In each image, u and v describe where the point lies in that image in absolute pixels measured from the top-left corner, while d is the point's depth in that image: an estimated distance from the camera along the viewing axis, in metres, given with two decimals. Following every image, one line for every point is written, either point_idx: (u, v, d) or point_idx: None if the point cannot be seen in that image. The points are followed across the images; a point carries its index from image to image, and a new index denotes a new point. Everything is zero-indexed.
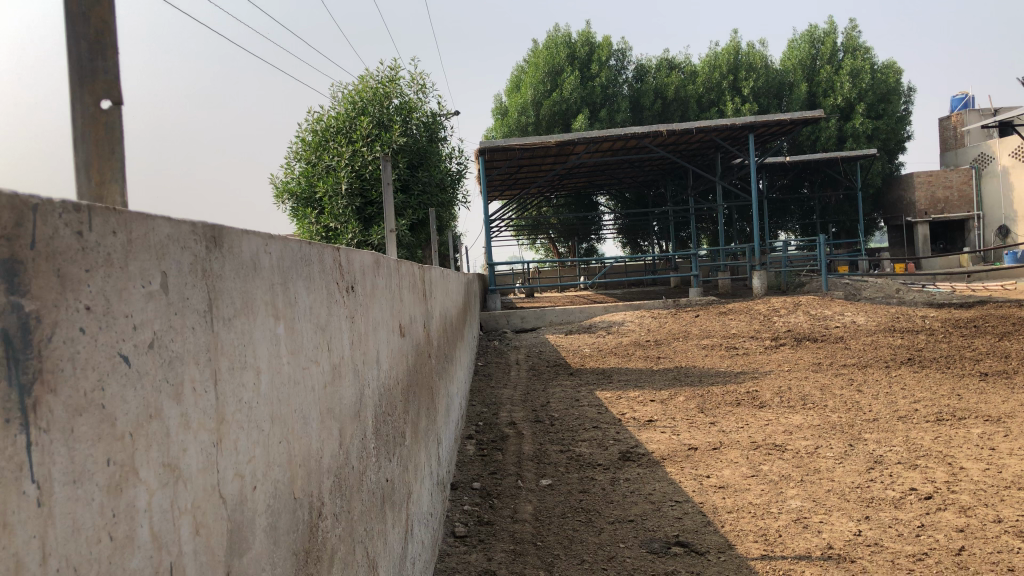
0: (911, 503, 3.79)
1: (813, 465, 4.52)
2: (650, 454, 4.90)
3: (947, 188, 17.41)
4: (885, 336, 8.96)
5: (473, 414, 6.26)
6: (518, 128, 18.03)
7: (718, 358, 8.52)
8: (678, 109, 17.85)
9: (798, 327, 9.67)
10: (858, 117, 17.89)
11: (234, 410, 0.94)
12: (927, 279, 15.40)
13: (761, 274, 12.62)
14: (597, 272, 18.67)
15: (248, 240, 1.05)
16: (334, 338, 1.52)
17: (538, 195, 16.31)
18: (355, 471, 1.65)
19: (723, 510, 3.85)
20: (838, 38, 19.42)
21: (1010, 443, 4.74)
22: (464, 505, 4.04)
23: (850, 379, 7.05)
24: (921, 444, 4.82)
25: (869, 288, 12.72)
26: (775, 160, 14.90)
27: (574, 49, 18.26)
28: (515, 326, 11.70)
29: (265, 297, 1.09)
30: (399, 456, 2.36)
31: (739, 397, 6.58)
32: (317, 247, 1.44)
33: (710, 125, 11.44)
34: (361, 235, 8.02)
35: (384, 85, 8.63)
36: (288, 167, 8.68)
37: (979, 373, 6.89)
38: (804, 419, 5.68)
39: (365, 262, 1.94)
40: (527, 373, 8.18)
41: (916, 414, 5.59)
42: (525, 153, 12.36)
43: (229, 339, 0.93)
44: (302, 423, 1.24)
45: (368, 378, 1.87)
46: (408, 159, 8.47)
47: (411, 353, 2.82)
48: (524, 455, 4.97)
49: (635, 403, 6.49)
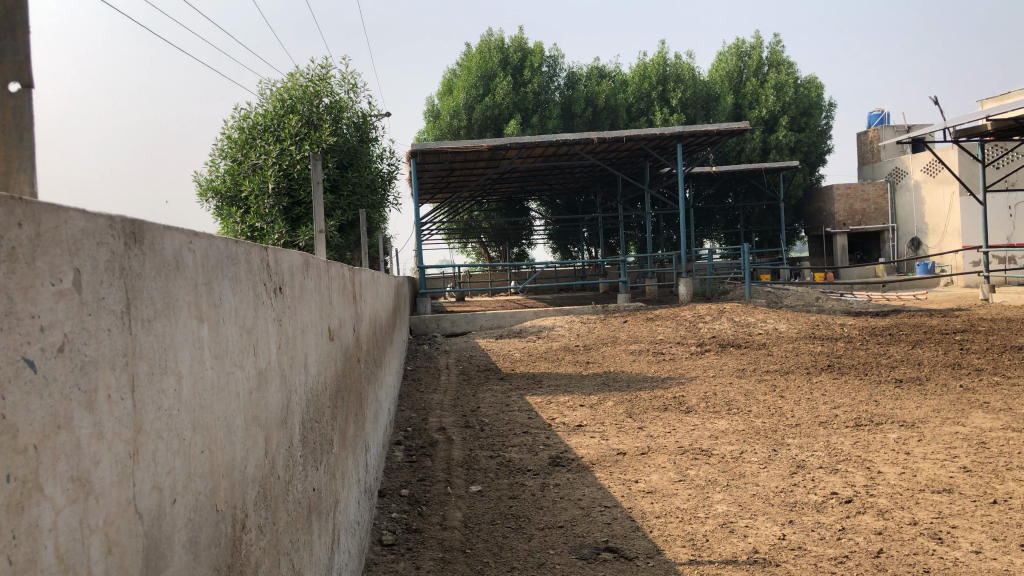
0: (832, 507, 3.89)
1: (738, 470, 4.60)
2: (579, 458, 4.91)
3: (864, 201, 18.05)
4: (806, 343, 9.21)
5: (402, 419, 6.18)
6: (450, 132, 17.98)
7: (645, 364, 8.62)
8: (608, 117, 18.07)
9: (723, 334, 9.86)
10: (781, 130, 18.41)
11: (154, 419, 0.88)
12: (845, 288, 15.94)
13: (688, 281, 12.85)
14: (527, 277, 18.73)
15: (171, 236, 0.98)
16: (260, 341, 1.46)
17: (469, 199, 16.27)
18: (281, 481, 1.59)
19: (651, 515, 3.88)
20: (763, 52, 19.95)
21: (924, 447, 4.91)
22: (392, 513, 3.97)
23: (773, 385, 7.21)
24: (841, 449, 4.95)
25: (790, 296, 13.08)
26: (702, 170, 15.19)
27: (507, 54, 18.31)
28: (445, 329, 11.63)
29: (188, 298, 1.03)
30: (326, 464, 2.29)
31: (666, 402, 6.66)
32: (244, 246, 1.38)
33: (640, 134, 11.58)
34: (287, 235, 7.78)
35: (314, 83, 8.48)
36: (212, 165, 8.45)
37: (894, 380, 7.14)
38: (730, 425, 5.79)
39: (293, 262, 1.88)
40: (456, 378, 8.13)
41: (835, 420, 5.75)
42: (457, 157, 12.31)
43: (148, 344, 0.87)
44: (225, 432, 1.18)
45: (295, 384, 1.81)
46: (338, 159, 8.33)
47: (339, 358, 2.75)
48: (453, 461, 4.92)
49: (565, 408, 6.52)
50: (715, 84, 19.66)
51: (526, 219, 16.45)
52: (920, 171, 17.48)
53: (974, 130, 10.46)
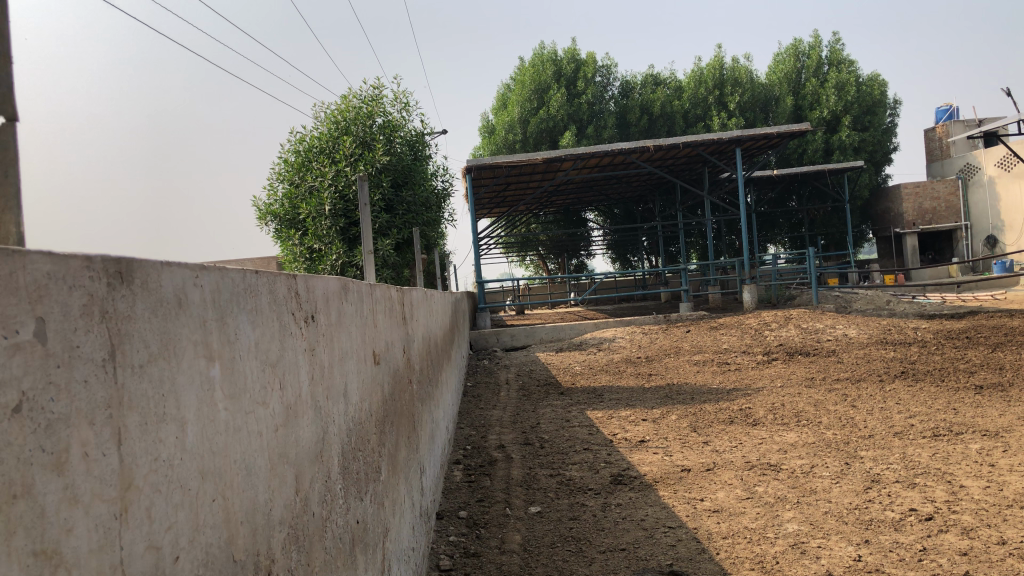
0: (911, 525, 3.67)
1: (809, 486, 4.40)
2: (641, 476, 4.77)
3: (935, 199, 17.42)
4: (877, 348, 8.85)
5: (461, 438, 6.12)
6: (506, 146, 18.03)
7: (709, 375, 8.40)
8: (664, 125, 17.81)
9: (790, 341, 9.56)
10: (844, 129, 17.93)
11: (148, 474, 0.81)
12: (917, 290, 15.37)
13: (751, 287, 12.53)
14: (587, 288, 18.58)
15: (171, 272, 0.92)
16: (288, 374, 1.39)
17: (526, 213, 16.25)
18: (317, 519, 1.52)
19: (717, 535, 3.72)
20: (822, 51, 19.50)
21: (1010, 459, 4.63)
22: (449, 536, 3.91)
23: (844, 394, 6.92)
24: (919, 462, 4.71)
25: (859, 300, 12.68)
26: (763, 174, 14.86)
27: (560, 66, 18.27)
28: (504, 344, 11.54)
29: (194, 337, 0.97)
30: (373, 493, 2.22)
31: (732, 415, 6.45)
32: (266, 278, 1.32)
33: (697, 140, 11.34)
34: (345, 256, 7.91)
35: (367, 104, 8.54)
36: (271, 189, 8.57)
37: (974, 386, 6.79)
38: (799, 437, 5.56)
39: (328, 288, 1.82)
40: (516, 393, 8.03)
41: (912, 430, 5.48)
42: (513, 171, 12.25)
43: (138, 393, 0.80)
44: (243, 474, 1.11)
45: (333, 414, 1.75)
46: (392, 178, 8.35)
47: (387, 382, 2.70)
48: (512, 480, 4.83)
49: (627, 423, 6.37)
50: (774, 85, 19.26)
51: (583, 230, 16.32)
52: (994, 166, 16.78)
53: None
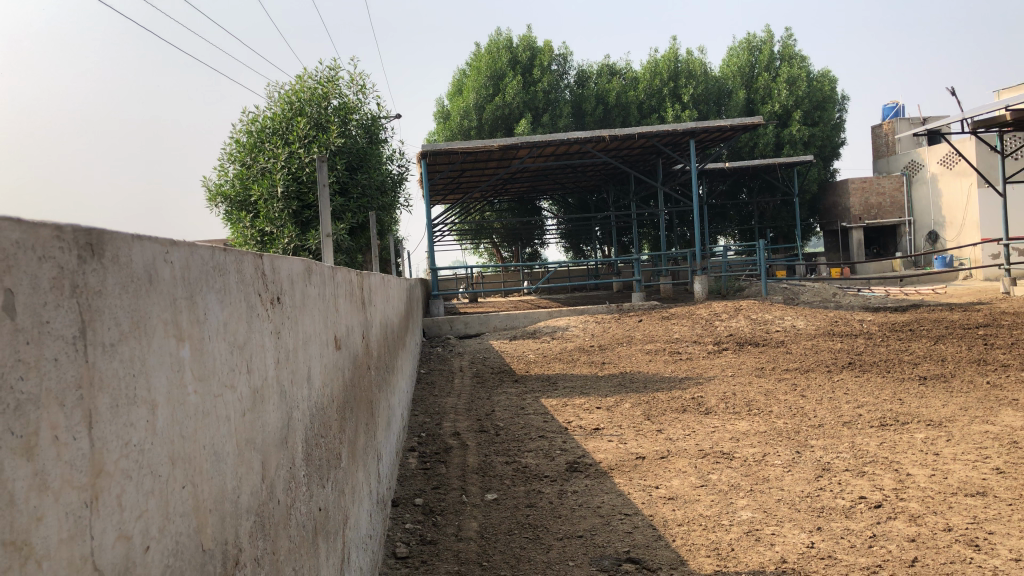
0: (861, 512, 3.74)
1: (762, 474, 4.46)
2: (597, 463, 4.79)
3: (880, 194, 17.82)
4: (825, 340, 9.02)
5: (416, 425, 6.07)
6: (461, 133, 17.92)
7: (662, 363, 8.47)
8: (619, 115, 17.90)
9: (740, 331, 9.69)
10: (794, 124, 18.21)
11: (119, 458, 0.76)
12: (862, 284, 15.72)
13: (702, 278, 12.67)
14: (541, 277, 18.62)
15: (141, 246, 0.87)
16: (255, 357, 1.34)
17: (480, 200, 16.18)
18: (281, 507, 1.47)
19: (672, 522, 3.74)
20: (774, 46, 19.77)
21: (954, 448, 4.75)
22: (405, 523, 3.86)
23: (793, 384, 7.04)
24: (867, 450, 4.81)
25: (807, 292, 12.91)
26: (716, 166, 15.01)
27: (516, 54, 18.21)
28: (458, 331, 11.50)
29: (164, 317, 0.92)
30: (334, 480, 2.18)
31: (684, 403, 6.52)
32: (234, 256, 1.26)
33: (652, 130, 11.40)
34: (297, 239, 7.74)
35: (322, 85, 8.41)
36: (221, 169, 8.40)
37: (918, 377, 6.96)
38: (751, 426, 5.64)
39: (293, 270, 1.77)
40: (470, 381, 8.00)
41: (860, 420, 5.59)
42: (468, 157, 12.17)
43: (110, 372, 0.76)
44: (211, 461, 1.06)
45: (298, 399, 1.70)
46: (347, 161, 8.22)
47: (347, 367, 2.64)
48: (468, 467, 4.80)
49: (582, 411, 6.38)
50: (727, 79, 19.46)
51: (538, 218, 16.33)
52: (937, 164, 17.22)
53: (992, 121, 10.24)
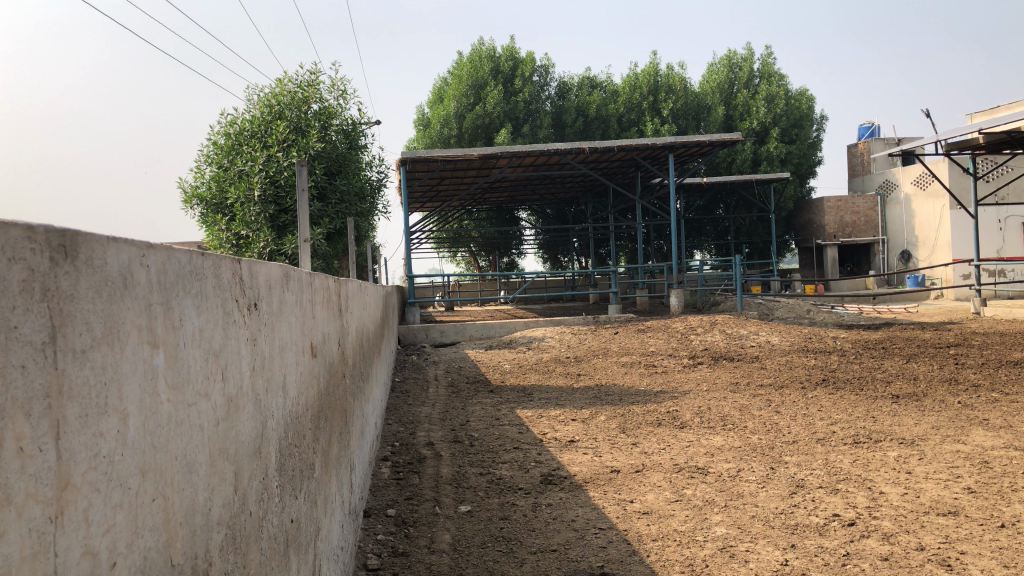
0: (834, 530, 3.75)
1: (736, 489, 4.45)
2: (571, 476, 4.76)
3: (855, 213, 18.02)
4: (799, 356, 9.07)
5: (389, 434, 6.01)
6: (441, 141, 17.91)
7: (637, 376, 8.47)
8: (599, 127, 17.97)
9: (715, 346, 9.73)
10: (772, 141, 18.37)
11: (87, 471, 0.71)
12: (836, 301, 15.88)
13: (679, 292, 12.72)
14: (517, 287, 18.60)
15: (116, 248, 0.83)
16: (230, 365, 1.30)
17: (459, 209, 16.16)
18: (253, 520, 1.43)
19: (647, 537, 3.72)
20: (754, 64, 19.96)
21: (925, 467, 4.78)
22: (377, 535, 3.81)
23: (768, 399, 7.07)
24: (840, 468, 4.82)
25: (781, 308, 13.00)
26: (694, 181, 15.09)
27: (498, 64, 18.23)
28: (434, 340, 11.44)
29: (138, 321, 0.87)
30: (306, 492, 2.13)
31: (659, 417, 6.51)
32: (212, 260, 1.22)
33: (631, 144, 11.44)
34: (273, 244, 7.67)
35: (303, 89, 8.34)
36: (198, 171, 8.31)
37: (891, 395, 7.00)
38: (725, 441, 5.64)
39: (271, 275, 1.73)
40: (445, 390, 7.95)
41: (833, 437, 5.62)
42: (448, 165, 12.15)
43: (80, 380, 0.71)
44: (183, 473, 1.01)
45: (272, 408, 1.65)
46: (326, 166, 8.16)
47: (322, 376, 2.59)
48: (442, 478, 4.76)
49: (557, 422, 6.36)
50: (706, 95, 19.62)
51: (516, 228, 16.32)
52: (910, 184, 17.45)
53: (965, 143, 10.38)
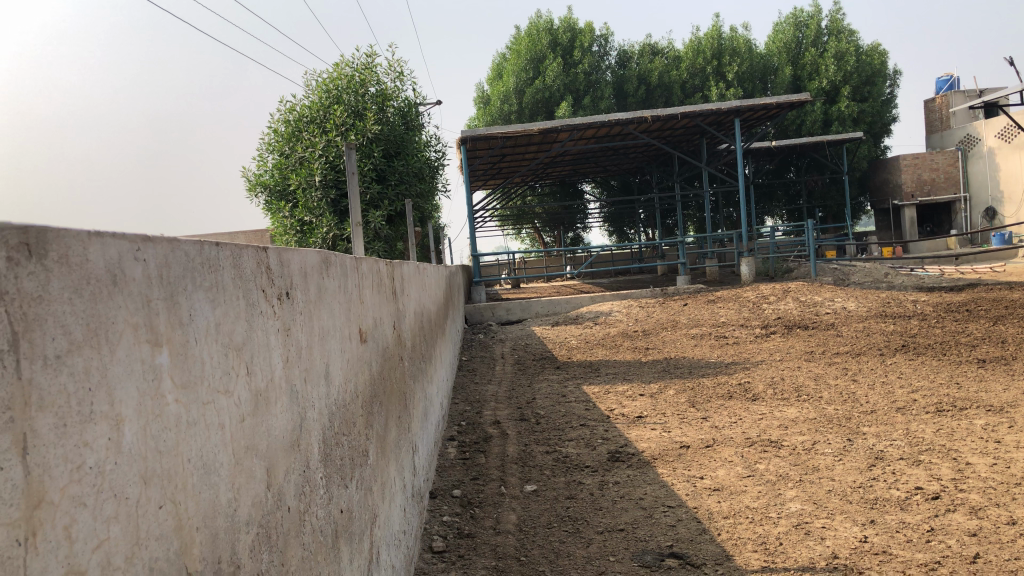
0: (917, 504, 3.57)
1: (811, 463, 4.29)
2: (640, 453, 4.67)
3: (934, 170, 17.25)
4: (877, 322, 8.74)
5: (456, 413, 6.01)
6: (502, 117, 17.83)
7: (708, 348, 8.28)
8: (662, 95, 17.63)
9: (788, 314, 9.45)
10: (843, 100, 17.71)
11: (67, 484, 0.68)
12: (915, 262, 15.27)
13: (749, 260, 12.40)
14: (584, 261, 18.46)
15: (102, 244, 0.78)
16: (257, 359, 1.26)
17: (522, 184, 16.07)
18: (293, 516, 1.39)
19: (718, 515, 3.61)
20: (822, 20, 19.24)
21: (1016, 435, 4.52)
22: (443, 516, 3.80)
23: (844, 368, 6.83)
24: (923, 438, 4.61)
25: (858, 272, 12.57)
26: (762, 145, 14.66)
27: (556, 36, 17.99)
28: (500, 318, 11.41)
29: (134, 320, 0.83)
30: (360, 480, 2.10)
31: (731, 389, 6.36)
32: (230, 250, 1.18)
33: (695, 110, 11.14)
34: (335, 228, 7.78)
35: (360, 72, 8.36)
36: (260, 159, 8.42)
37: (976, 360, 6.68)
38: (800, 413, 5.46)
39: (307, 261, 1.69)
40: (511, 368, 7.91)
41: (915, 405, 5.38)
42: (508, 142, 12.03)
43: (54, 389, 0.67)
44: (200, 475, 0.98)
45: (313, 399, 1.62)
46: (384, 148, 8.16)
47: (375, 360, 2.56)
48: (508, 457, 4.72)
49: (625, 398, 6.26)
50: (772, 55, 19.01)
51: (580, 202, 16.14)
52: (994, 137, 16.60)
53: None
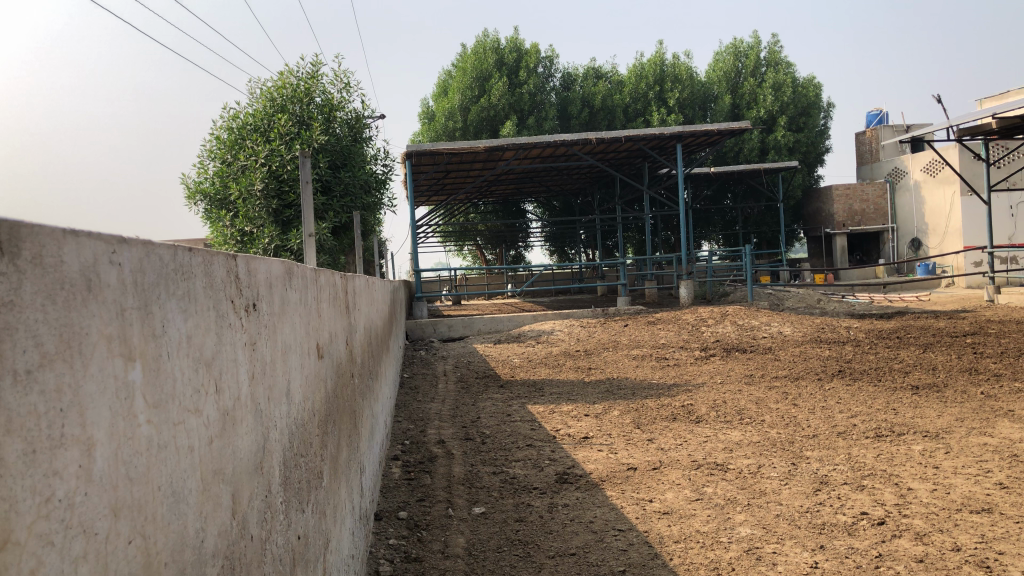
0: (864, 530, 3.59)
1: (758, 487, 4.30)
2: (587, 475, 4.62)
3: (864, 201, 17.79)
4: (813, 347, 8.90)
5: (399, 432, 5.88)
6: (446, 134, 17.76)
7: (649, 370, 8.30)
8: (605, 118, 17.80)
9: (727, 338, 9.56)
10: (780, 130, 18.16)
11: (35, 521, 0.59)
12: (846, 289, 15.68)
13: (688, 283, 12.55)
14: (524, 280, 18.49)
15: (77, 244, 0.69)
16: (225, 374, 1.16)
17: (465, 202, 16.01)
18: (255, 544, 1.29)
19: (669, 539, 3.58)
20: (761, 52, 19.75)
21: (953, 461, 4.62)
22: (389, 539, 3.67)
23: (785, 392, 6.91)
24: (864, 463, 4.67)
25: (792, 298, 12.84)
26: (701, 171, 14.90)
27: (502, 55, 18.05)
28: (441, 334, 11.30)
29: (110, 329, 0.74)
30: (315, 503, 1.99)
31: (675, 411, 6.37)
32: (203, 256, 1.09)
33: (639, 134, 11.24)
34: (278, 239, 7.59)
35: (305, 81, 8.20)
36: (200, 166, 8.21)
37: (910, 386, 6.84)
38: (743, 436, 5.49)
39: (272, 270, 1.59)
40: (455, 385, 7.81)
41: (855, 430, 5.46)
42: (454, 158, 11.97)
43: (23, 409, 0.58)
44: (170, 503, 0.88)
45: (275, 417, 1.51)
46: (329, 159, 8.01)
47: (330, 377, 2.46)
48: (454, 478, 4.63)
49: (569, 418, 6.21)
50: (712, 83, 19.43)
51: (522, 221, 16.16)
52: (921, 171, 17.20)
53: (978, 129, 10.14)
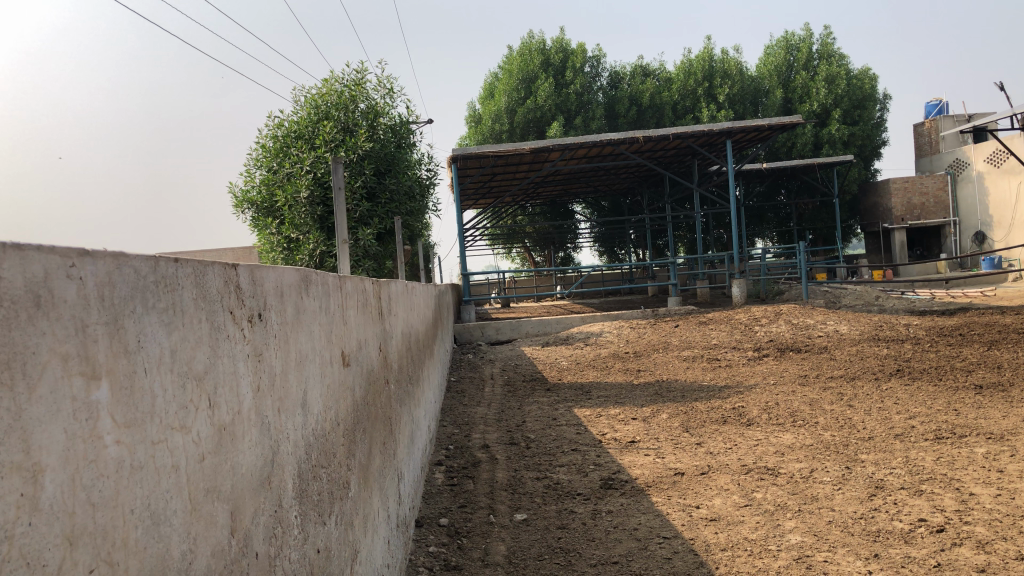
0: (922, 538, 3.44)
1: (810, 492, 4.16)
2: (633, 480, 4.53)
3: (923, 194, 17.25)
4: (870, 345, 8.64)
5: (444, 436, 5.85)
6: (493, 136, 17.76)
7: (699, 371, 8.14)
8: (653, 116, 17.59)
9: (781, 337, 9.33)
10: (834, 123, 17.72)
11: None
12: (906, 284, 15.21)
13: (740, 282, 12.31)
14: (574, 281, 18.38)
15: (22, 259, 0.66)
16: (221, 387, 1.12)
17: (512, 204, 15.98)
18: (261, 559, 1.26)
19: (716, 547, 3.48)
20: (813, 45, 19.32)
21: (1018, 464, 4.40)
22: (429, 546, 3.64)
23: (840, 393, 6.70)
24: (923, 466, 4.49)
25: (848, 294, 12.49)
26: (752, 168, 14.60)
27: (548, 56, 17.98)
28: (489, 337, 11.27)
29: (64, 344, 0.70)
30: (339, 514, 1.95)
31: (724, 414, 6.22)
32: (190, 266, 1.05)
33: (687, 131, 11.04)
34: (323, 245, 7.65)
35: (350, 88, 8.25)
36: (247, 175, 8.30)
37: (973, 386, 6.57)
38: (795, 439, 5.33)
39: (284, 278, 1.56)
40: (501, 389, 7.76)
41: (913, 432, 5.26)
42: (499, 161, 11.94)
43: None
44: (148, 527, 0.85)
45: (286, 429, 1.47)
46: (374, 165, 8.04)
47: (358, 385, 2.42)
48: (497, 483, 4.58)
49: (616, 422, 6.11)
50: (763, 78, 19.08)
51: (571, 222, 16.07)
52: (983, 162, 16.60)
53: None
